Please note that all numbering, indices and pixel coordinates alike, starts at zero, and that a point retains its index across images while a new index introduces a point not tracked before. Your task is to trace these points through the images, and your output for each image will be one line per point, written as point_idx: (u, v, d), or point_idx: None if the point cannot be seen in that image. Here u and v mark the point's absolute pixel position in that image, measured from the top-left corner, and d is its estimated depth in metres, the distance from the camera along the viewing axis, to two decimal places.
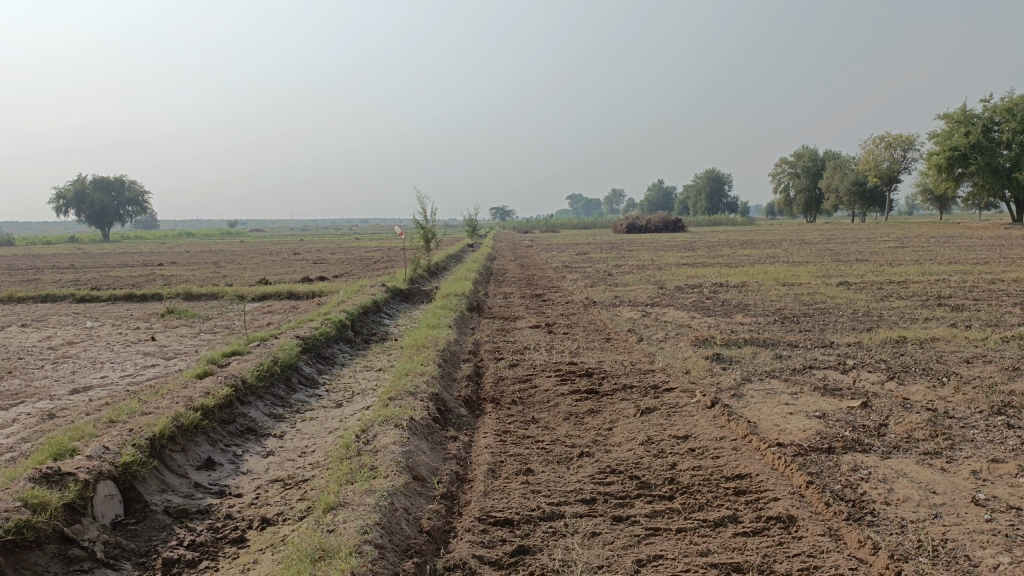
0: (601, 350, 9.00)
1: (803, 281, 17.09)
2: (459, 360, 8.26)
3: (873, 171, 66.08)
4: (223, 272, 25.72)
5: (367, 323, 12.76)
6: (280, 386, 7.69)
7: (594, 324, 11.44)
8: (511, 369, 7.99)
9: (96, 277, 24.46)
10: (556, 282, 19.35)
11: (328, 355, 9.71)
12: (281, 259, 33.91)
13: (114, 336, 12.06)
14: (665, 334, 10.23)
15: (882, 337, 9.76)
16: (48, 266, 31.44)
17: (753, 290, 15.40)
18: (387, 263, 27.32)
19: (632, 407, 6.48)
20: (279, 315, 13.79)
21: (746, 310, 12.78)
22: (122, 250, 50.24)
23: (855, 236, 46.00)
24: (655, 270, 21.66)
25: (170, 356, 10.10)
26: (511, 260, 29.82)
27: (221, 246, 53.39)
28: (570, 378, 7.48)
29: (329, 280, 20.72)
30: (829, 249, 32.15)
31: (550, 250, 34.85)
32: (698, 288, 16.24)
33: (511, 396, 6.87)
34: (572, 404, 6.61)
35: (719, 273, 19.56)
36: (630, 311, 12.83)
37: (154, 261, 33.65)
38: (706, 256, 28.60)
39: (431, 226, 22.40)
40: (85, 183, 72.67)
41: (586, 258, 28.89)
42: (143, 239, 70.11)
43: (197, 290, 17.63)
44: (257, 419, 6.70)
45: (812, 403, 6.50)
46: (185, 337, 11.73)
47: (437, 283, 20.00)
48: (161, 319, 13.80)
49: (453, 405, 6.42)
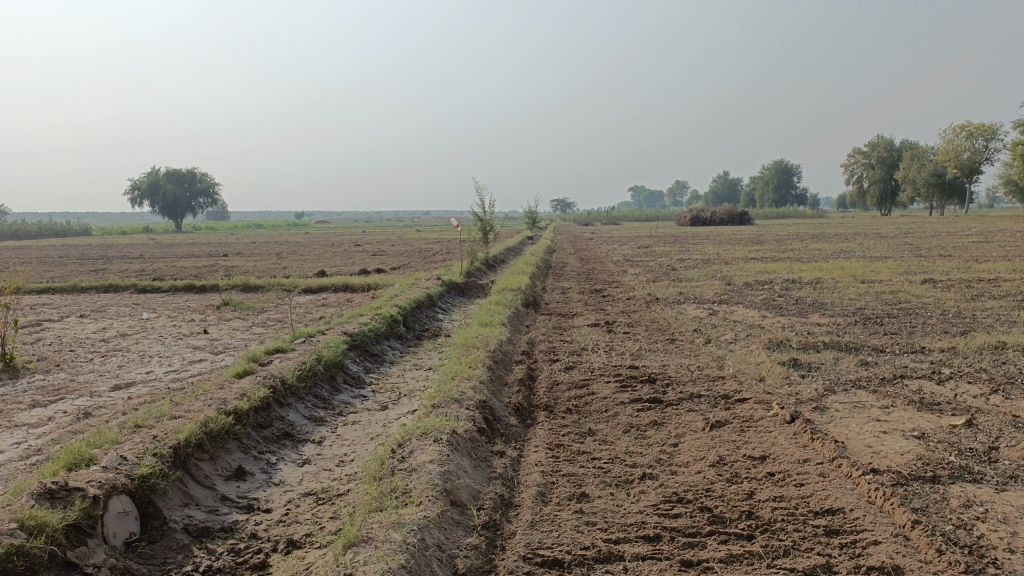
0: (665, 353, 8.36)
1: (883, 278, 15.98)
2: (511, 362, 7.73)
3: (952, 161, 62.97)
4: (284, 263, 25.80)
5: (420, 317, 12.35)
6: (324, 386, 7.29)
7: (657, 323, 10.75)
8: (567, 372, 7.42)
9: (162, 267, 24.79)
10: (617, 276, 18.66)
11: (377, 352, 9.31)
12: (342, 250, 33.97)
13: (167, 328, 11.94)
14: (735, 336, 9.50)
15: (979, 342, 8.83)
16: (120, 256, 32.14)
17: (828, 288, 14.44)
18: (445, 255, 27.06)
19: (701, 420, 5.84)
20: (333, 308, 13.50)
21: (822, 309, 11.88)
22: (190, 240, 51.45)
23: (933, 230, 43.73)
24: (721, 265, 20.73)
25: (219, 351, 9.85)
26: (571, 253, 29.11)
27: (286, 237, 54.22)
28: (631, 384, 6.87)
29: (386, 272, 20.45)
30: (906, 244, 30.51)
31: (613, 244, 33.97)
32: (769, 285, 15.34)
33: (566, 405, 6.30)
34: (633, 415, 6.01)
35: (789, 269, 18.57)
36: (695, 309, 12.09)
37: (219, 252, 34.23)
38: (775, 250, 27.50)
39: (489, 218, 21.93)
40: (158, 175, 74.83)
41: (649, 252, 28.04)
42: (213, 230, 71.75)
43: (254, 282, 17.56)
44: (296, 423, 6.30)
45: (908, 421, 5.73)
46: (236, 330, 11.51)
47: (494, 276, 19.55)
48: (215, 311, 13.67)
49: (502, 415, 5.89)
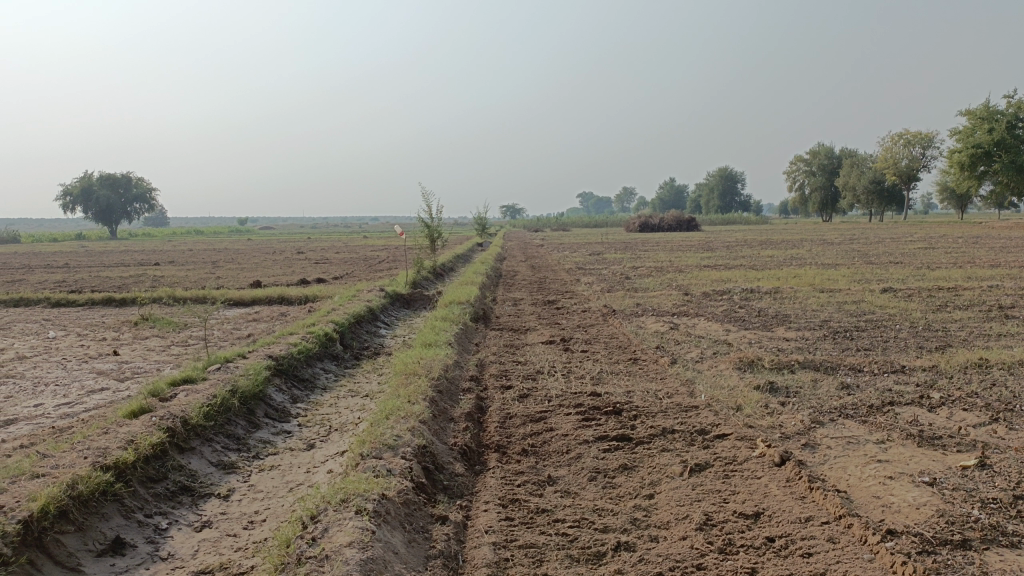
0: (628, 376, 7.55)
1: (842, 287, 15.53)
2: (458, 391, 6.82)
3: (892, 169, 64.20)
4: (219, 273, 24.37)
5: (360, 334, 11.33)
6: (238, 422, 6.29)
7: (616, 340, 9.94)
8: (522, 402, 6.54)
9: (84, 278, 23.07)
10: (570, 285, 17.92)
11: (307, 378, 8.29)
12: (283, 258, 32.53)
13: (72, 350, 10.65)
14: (701, 354, 8.75)
15: (960, 359, 8.22)
16: (42, 266, 30.15)
17: (789, 298, 13.89)
18: (391, 263, 26.02)
19: (678, 463, 5.01)
20: (264, 325, 12.35)
21: (787, 322, 11.24)
22: (122, 247, 49.08)
23: (878, 235, 44.25)
24: (676, 273, 20.18)
25: (127, 377, 8.66)
26: (521, 259, 28.51)
27: (223, 244, 52.24)
28: (593, 417, 6.01)
29: (326, 282, 19.33)
30: (854, 250, 30.55)
31: (563, 250, 33.40)
32: (728, 294, 14.73)
33: (522, 445, 5.41)
34: (599, 457, 5.15)
35: (746, 278, 18.04)
36: (656, 322, 11.32)
37: (150, 261, 32.43)
38: (727, 257, 27.21)
39: (436, 223, 20.98)
40: (92, 180, 71.68)
41: (600, 259, 27.43)
42: (151, 237, 69.06)
43: (181, 294, 16.22)
44: (198, 474, 5.28)
45: (912, 463, 5.01)
46: (151, 351, 10.32)
47: (441, 286, 18.59)
48: (132, 328, 12.39)
49: (445, 461, 4.97)
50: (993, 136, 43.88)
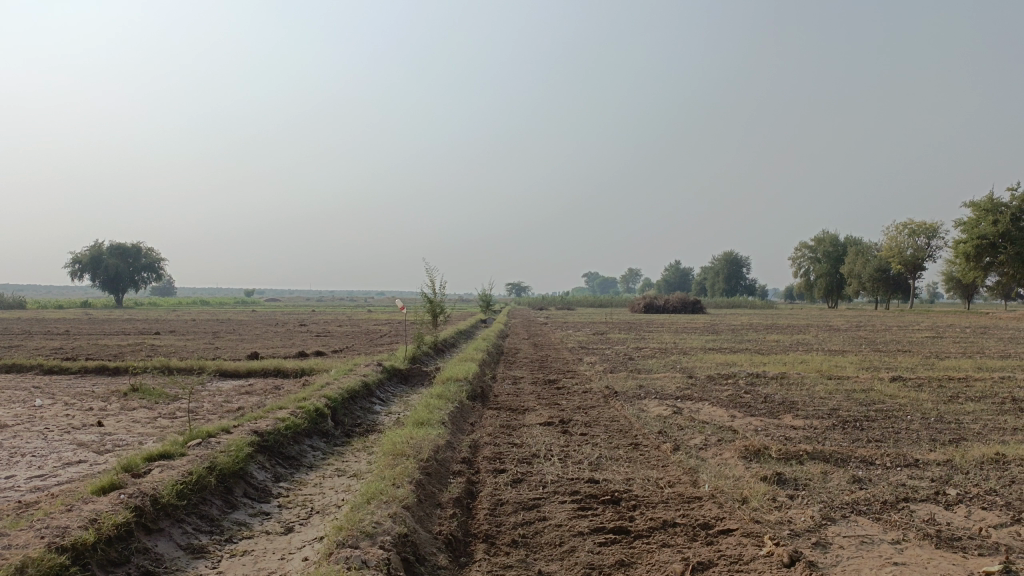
0: (628, 463, 7.20)
1: (850, 375, 15.17)
2: (448, 474, 6.48)
3: (896, 258, 64.38)
4: (218, 344, 24.12)
5: (353, 410, 11.00)
6: (213, 502, 5.95)
7: (617, 423, 9.60)
8: (514, 488, 6.20)
9: (81, 345, 22.83)
10: (572, 365, 17.62)
11: (293, 455, 7.95)
12: (284, 330, 32.31)
13: (56, 419, 10.34)
14: (705, 440, 8.40)
15: (977, 454, 7.84)
16: (43, 332, 29.95)
17: (796, 384, 13.54)
18: (392, 338, 25.81)
19: (678, 560, 4.65)
20: (256, 399, 12.03)
21: (794, 409, 10.88)
22: (126, 316, 49.06)
23: (884, 323, 43.93)
24: (680, 356, 19.85)
25: (107, 450, 8.31)
26: (525, 337, 28.24)
27: (227, 314, 52.24)
28: (589, 506, 5.67)
29: (325, 356, 19.06)
30: (861, 337, 30.20)
31: (567, 329, 33.17)
32: (733, 379, 14.38)
33: (512, 536, 5.05)
34: (593, 551, 4.80)
35: (752, 362, 17.70)
36: (658, 406, 10.97)
37: (152, 330, 32.29)
38: (733, 340, 26.88)
39: (439, 299, 20.85)
40: (102, 248, 72.35)
41: (604, 339, 27.13)
42: (156, 306, 69.12)
43: (176, 364, 15.95)
44: (164, 558, 4.93)
45: (931, 566, 4.64)
46: (136, 423, 10.00)
47: (441, 362, 18.29)
48: (122, 398, 12.09)
49: (427, 551, 4.62)
50: (997, 228, 44.04)
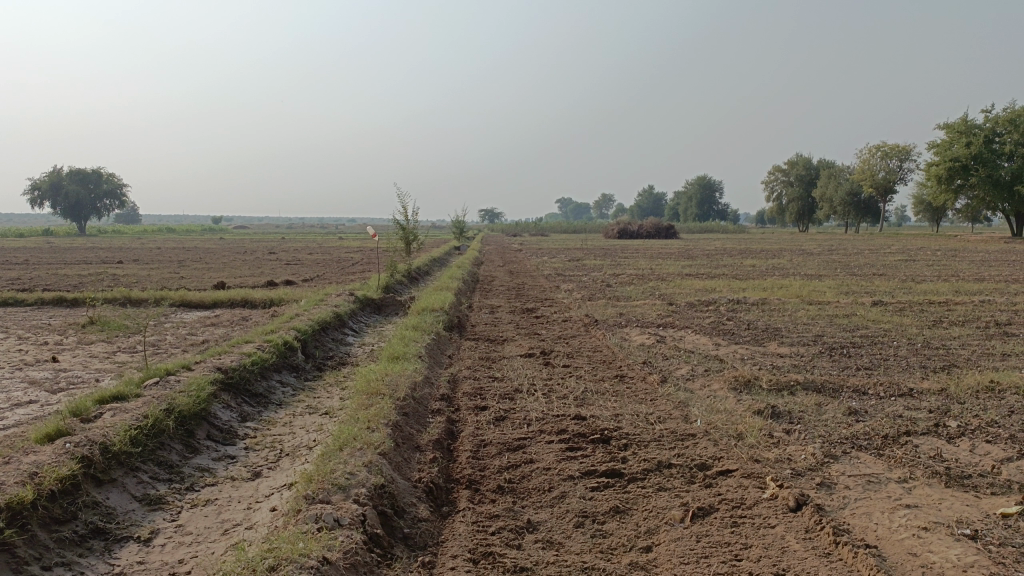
0: (615, 396, 6.85)
1: (831, 299, 14.99)
2: (426, 413, 6.09)
3: (869, 181, 64.43)
4: (184, 273, 23.37)
5: (325, 343, 10.54)
6: (172, 448, 5.50)
7: (599, 353, 9.26)
8: (498, 427, 5.82)
9: (40, 276, 21.94)
10: (549, 293, 17.25)
11: (260, 393, 7.50)
12: (252, 258, 31.50)
13: (8, 355, 9.74)
14: (693, 371, 8.09)
15: (970, 382, 7.62)
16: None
17: (778, 310, 13.31)
18: (365, 266, 25.22)
19: (677, 506, 4.32)
20: (222, 331, 11.51)
21: (779, 336, 10.63)
22: (88, 244, 47.66)
23: (856, 247, 44.09)
24: (658, 282, 19.57)
25: (60, 388, 7.78)
26: (500, 264, 27.80)
27: (194, 242, 51.01)
28: (578, 447, 5.31)
29: (295, 285, 18.51)
30: (835, 261, 30.19)
31: (541, 255, 32.79)
32: (714, 305, 14.12)
33: (498, 482, 4.68)
34: (586, 497, 4.45)
35: (731, 288, 17.47)
36: (641, 335, 10.65)
37: (115, 259, 31.31)
38: (710, 265, 26.69)
39: (413, 225, 20.23)
40: (61, 174, 69.92)
41: (580, 265, 26.78)
42: (120, 234, 67.35)
43: (139, 295, 15.29)
44: (116, 513, 4.49)
45: (945, 508, 4.35)
46: (94, 358, 9.45)
47: (414, 291, 17.82)
48: (79, 332, 11.49)
49: (406, 502, 4.23)
50: (970, 150, 43.97)
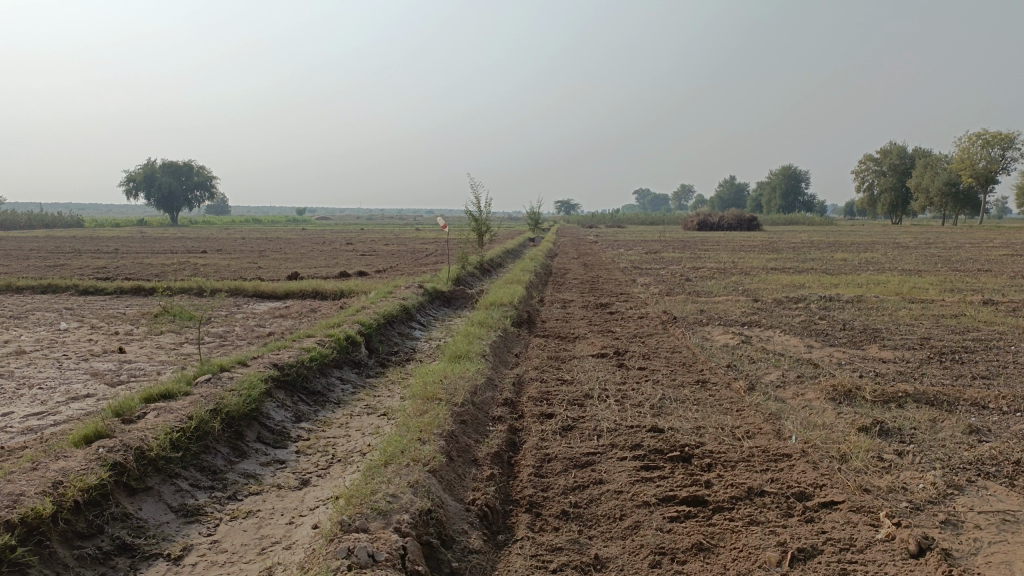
0: (696, 405, 6.18)
1: (932, 298, 13.80)
2: (487, 420, 5.58)
3: (968, 170, 60.74)
4: (262, 263, 23.62)
5: (390, 337, 10.18)
6: (217, 452, 5.17)
7: (679, 354, 8.58)
8: (564, 438, 5.25)
9: (126, 264, 22.50)
10: (625, 287, 16.54)
11: (317, 391, 7.15)
12: (330, 249, 31.73)
13: (78, 345, 9.73)
14: (783, 376, 7.33)
15: None
16: (92, 250, 29.94)
17: (875, 309, 12.27)
18: (439, 258, 24.99)
19: (773, 546, 3.66)
20: (289, 323, 11.31)
21: (878, 338, 9.69)
22: (177, 234, 49.21)
23: (954, 240, 41.41)
24: (741, 276, 18.59)
25: (120, 381, 7.62)
26: (574, 257, 27.15)
27: (275, 233, 52.12)
28: (655, 467, 4.69)
29: (367, 276, 18.35)
30: (932, 256, 28.33)
31: (617, 248, 32.01)
32: (804, 303, 13.16)
33: (562, 506, 4.13)
34: (664, 529, 3.84)
35: (821, 284, 16.37)
36: (724, 334, 9.90)
37: (198, 248, 32.01)
38: (796, 259, 25.34)
39: (485, 217, 19.82)
40: (154, 166, 72.73)
41: (658, 258, 25.87)
42: (208, 224, 69.58)
43: (213, 285, 15.34)
44: (148, 526, 4.14)
45: None
46: (159, 350, 9.33)
47: (486, 284, 17.39)
48: (150, 322, 11.48)
49: (456, 530, 3.74)
50: None
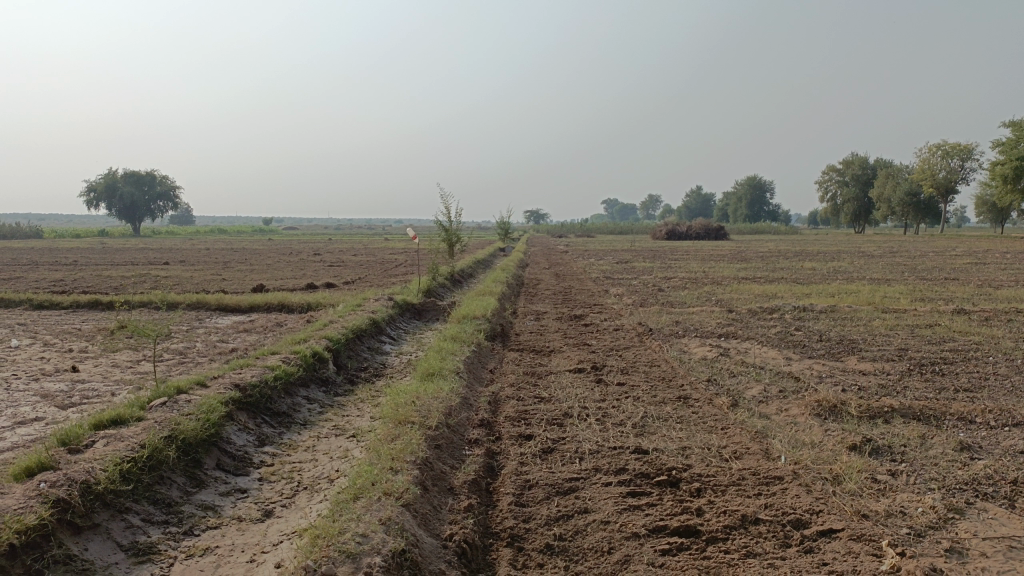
0: (680, 424, 5.94)
1: (905, 307, 13.79)
2: (462, 444, 5.28)
3: (929, 180, 61.85)
4: (227, 275, 23.03)
5: (359, 353, 9.83)
6: (172, 482, 4.81)
7: (658, 369, 8.35)
8: (545, 462, 4.98)
9: (84, 277, 21.79)
10: (598, 298, 16.34)
11: (282, 413, 6.78)
12: (296, 260, 31.15)
13: (29, 364, 9.23)
14: (766, 391, 7.13)
15: None
16: (49, 263, 29.00)
17: (850, 320, 12.18)
18: (408, 268, 24.60)
19: None
20: (254, 339, 10.89)
21: (856, 350, 9.57)
22: (138, 246, 48.08)
23: (916, 249, 41.99)
24: (714, 286, 18.50)
25: (71, 403, 7.17)
26: (545, 267, 26.93)
27: (240, 244, 51.24)
28: (642, 493, 4.43)
29: (335, 288, 17.93)
30: (899, 264, 28.62)
31: (588, 257, 31.88)
32: (779, 314, 13.05)
33: (546, 540, 3.84)
34: (656, 564, 3.57)
35: (794, 293, 16.32)
36: (701, 347, 9.71)
37: (161, 260, 31.23)
38: (766, 269, 25.39)
39: (456, 227, 19.52)
40: (116, 176, 71.20)
41: (630, 268, 25.77)
42: (172, 235, 68.21)
43: (175, 298, 14.81)
44: (91, 570, 3.77)
45: None
46: (115, 369, 8.87)
47: (457, 295, 17.08)
48: (107, 338, 10.98)
49: (433, 570, 3.44)
50: None
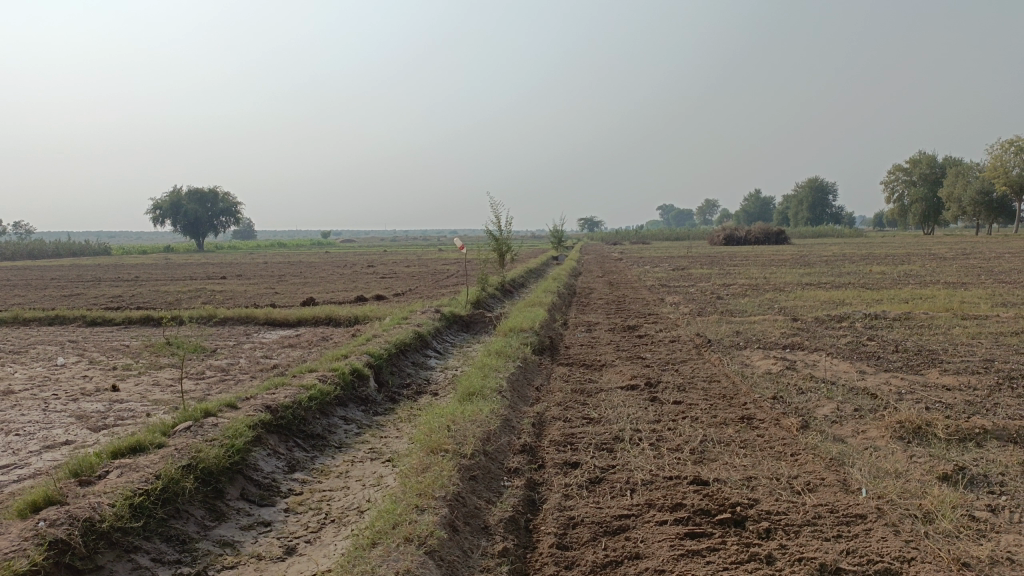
0: (744, 449, 5.35)
1: (987, 313, 12.76)
2: (501, 474, 4.81)
3: (1001, 179, 58.90)
4: (280, 288, 23.08)
5: (402, 368, 9.46)
6: (189, 517, 4.47)
7: (717, 384, 7.75)
8: (592, 495, 4.46)
9: (142, 293, 22.07)
10: (653, 307, 15.68)
11: (315, 436, 6.41)
12: (350, 273, 31.15)
13: (72, 382, 9.11)
14: (839, 410, 6.47)
15: None
16: (112, 279, 29.60)
17: (927, 328, 11.28)
18: (459, 279, 24.27)
19: None
20: (297, 354, 10.62)
21: (937, 362, 8.77)
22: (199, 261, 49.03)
23: (990, 250, 39.79)
24: (776, 293, 17.62)
25: (105, 425, 6.95)
26: (599, 276, 26.28)
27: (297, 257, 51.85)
28: (702, 535, 3.88)
29: (385, 301, 17.68)
30: (974, 267, 27.03)
31: (643, 265, 31.10)
32: (848, 322, 12.20)
33: None
34: None
35: (862, 300, 15.37)
36: (765, 359, 9.04)
37: (219, 275, 31.63)
38: (831, 274, 24.22)
39: (506, 237, 19.06)
40: (179, 194, 73.09)
41: (687, 276, 24.91)
42: (233, 249, 69.62)
43: (224, 313, 14.73)
44: None
45: None
46: (154, 388, 8.67)
47: (506, 306, 16.62)
48: (153, 355, 10.86)
49: None
50: None
